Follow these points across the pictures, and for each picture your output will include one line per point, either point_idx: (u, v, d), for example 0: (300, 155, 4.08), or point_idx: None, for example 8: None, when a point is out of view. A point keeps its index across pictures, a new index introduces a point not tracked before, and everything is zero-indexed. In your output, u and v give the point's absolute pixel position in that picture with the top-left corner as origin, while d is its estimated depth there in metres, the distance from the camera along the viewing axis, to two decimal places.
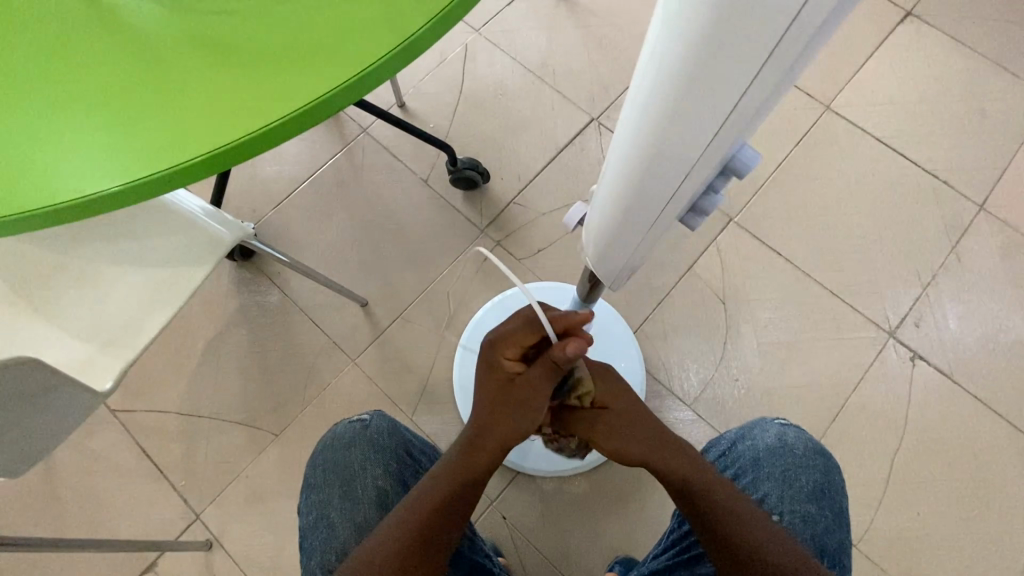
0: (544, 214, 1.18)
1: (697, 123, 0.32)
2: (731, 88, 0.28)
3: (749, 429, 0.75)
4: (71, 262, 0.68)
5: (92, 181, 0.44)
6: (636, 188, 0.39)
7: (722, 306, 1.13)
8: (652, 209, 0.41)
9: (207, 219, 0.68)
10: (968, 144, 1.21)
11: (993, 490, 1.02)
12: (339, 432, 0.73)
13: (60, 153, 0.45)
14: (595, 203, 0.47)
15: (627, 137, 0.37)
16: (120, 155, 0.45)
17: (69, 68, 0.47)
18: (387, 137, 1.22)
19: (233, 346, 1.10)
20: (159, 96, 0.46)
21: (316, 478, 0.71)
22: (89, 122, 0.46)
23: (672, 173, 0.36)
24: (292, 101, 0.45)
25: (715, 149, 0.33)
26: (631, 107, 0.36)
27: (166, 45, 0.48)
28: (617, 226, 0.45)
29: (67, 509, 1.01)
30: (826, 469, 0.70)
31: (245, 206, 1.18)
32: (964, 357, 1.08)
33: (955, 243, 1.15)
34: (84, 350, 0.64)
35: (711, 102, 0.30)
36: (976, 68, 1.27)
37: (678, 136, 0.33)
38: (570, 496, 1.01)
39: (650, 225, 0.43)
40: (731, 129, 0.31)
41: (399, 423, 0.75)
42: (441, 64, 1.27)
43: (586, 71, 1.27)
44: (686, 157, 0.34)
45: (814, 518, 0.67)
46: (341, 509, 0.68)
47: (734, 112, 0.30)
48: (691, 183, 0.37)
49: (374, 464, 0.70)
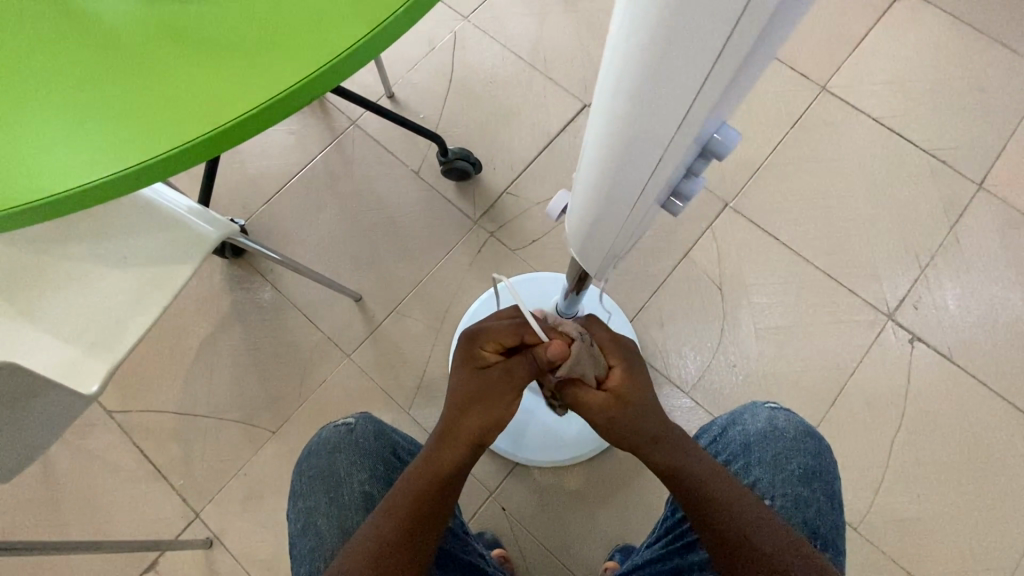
0: (537, 204, 1.17)
1: (666, 102, 0.30)
2: (698, 65, 0.27)
3: (739, 414, 0.74)
4: (55, 263, 0.67)
5: (60, 179, 0.43)
6: (612, 171, 0.38)
7: (719, 292, 1.12)
8: (629, 194, 0.40)
9: (191, 217, 0.67)
10: (967, 122, 1.19)
11: (993, 470, 1.02)
12: (325, 437, 0.72)
13: (27, 152, 0.44)
14: (575, 189, 0.46)
15: (601, 117, 0.36)
16: (88, 151, 0.44)
17: (34, 63, 0.46)
18: (377, 129, 1.20)
19: (227, 344, 1.09)
20: (127, 91, 0.45)
21: (302, 485, 0.70)
22: (57, 118, 0.44)
23: (646, 157, 0.35)
24: (263, 92, 0.44)
25: (687, 131, 0.32)
26: (604, 85, 0.35)
27: (132, 37, 0.47)
28: (597, 212, 0.44)
29: (66, 510, 1.01)
30: (817, 451, 0.69)
31: (235, 203, 1.17)
32: (964, 337, 1.08)
33: (954, 223, 1.14)
34: (71, 351, 0.63)
35: (677, 81, 0.29)
36: (975, 44, 1.24)
37: (649, 121, 0.32)
38: (567, 488, 1.01)
39: (629, 211, 0.42)
40: (700, 111, 0.30)
41: (385, 425, 0.74)
42: (430, 53, 1.25)
43: (577, 57, 1.25)
44: (658, 139, 0.33)
45: (807, 501, 0.67)
46: (328, 514, 0.68)
47: (701, 93, 0.29)
48: (667, 168, 0.36)
49: (360, 469, 0.70)
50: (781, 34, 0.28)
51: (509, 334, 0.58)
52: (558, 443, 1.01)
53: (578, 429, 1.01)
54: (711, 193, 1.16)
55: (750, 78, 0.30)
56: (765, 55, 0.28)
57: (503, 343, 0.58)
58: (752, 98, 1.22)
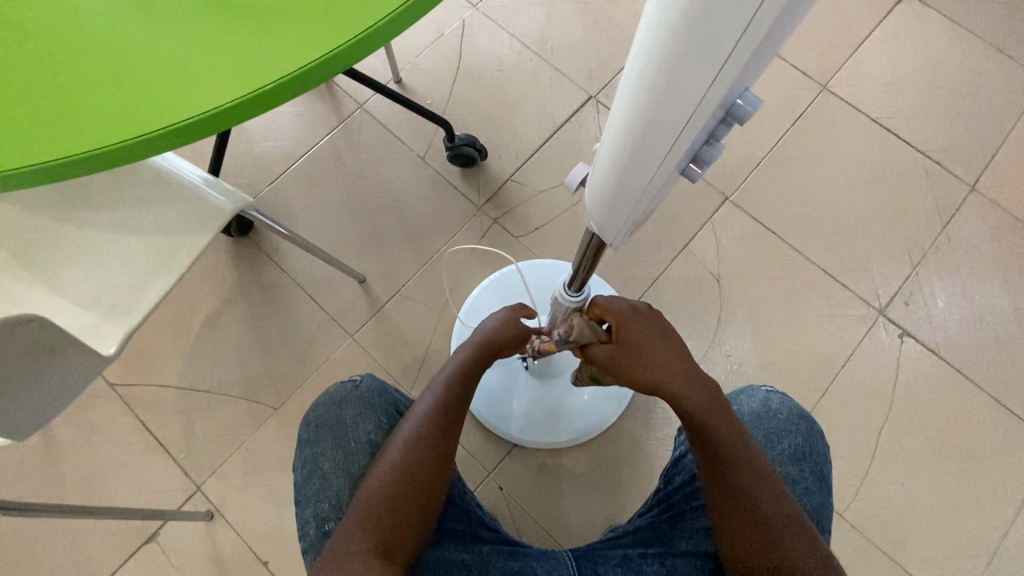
0: (541, 192, 1.18)
1: (697, 62, 0.31)
2: (733, 19, 0.28)
3: (736, 396, 0.77)
4: (71, 230, 0.68)
5: (93, 139, 0.44)
6: (636, 139, 0.39)
7: (717, 284, 1.14)
8: (652, 161, 0.41)
9: (206, 188, 0.68)
10: (962, 125, 1.22)
11: (975, 463, 1.05)
12: (331, 392, 0.74)
13: (59, 110, 0.45)
14: (596, 160, 0.46)
15: (627, 84, 0.37)
16: (123, 113, 0.45)
17: (73, 29, 0.47)
18: (384, 113, 1.21)
19: (231, 320, 1.10)
20: (163, 56, 0.46)
21: (310, 434, 0.72)
22: (91, 80, 0.46)
23: (672, 120, 0.36)
24: (296, 60, 0.46)
25: (717, 90, 0.33)
26: (632, 51, 0.36)
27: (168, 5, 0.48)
28: (617, 182, 0.45)
29: (68, 480, 1.02)
30: (808, 433, 0.72)
31: (241, 182, 1.18)
32: (951, 333, 1.11)
33: (946, 223, 1.17)
34: (87, 316, 0.64)
35: (710, 38, 0.30)
36: (973, 50, 1.27)
37: (681, 82, 0.33)
38: (563, 458, 1.03)
39: (652, 178, 0.43)
40: (731, 69, 0.31)
41: (389, 385, 0.76)
42: (439, 39, 1.26)
43: (584, 48, 1.26)
44: (688, 99, 0.34)
45: (794, 478, 0.70)
46: (335, 459, 0.70)
47: (736, 47, 0.30)
48: (691, 132, 0.37)
49: (365, 419, 0.72)
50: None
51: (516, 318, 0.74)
52: (557, 421, 1.03)
53: (577, 402, 1.04)
54: (712, 187, 1.18)
55: (776, 39, 0.32)
56: (797, 10, 0.29)
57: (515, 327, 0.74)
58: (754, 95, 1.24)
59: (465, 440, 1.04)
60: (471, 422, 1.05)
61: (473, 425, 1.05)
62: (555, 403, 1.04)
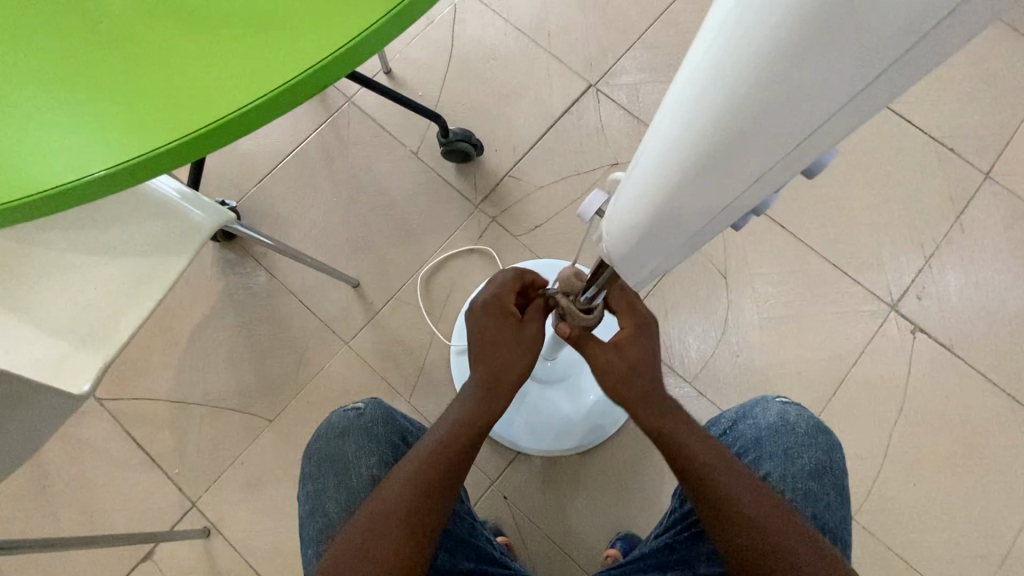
0: (540, 188, 1.13)
1: (791, 121, 0.27)
2: (848, 76, 0.24)
3: (750, 408, 0.74)
4: (40, 252, 0.63)
5: (54, 175, 0.41)
6: (685, 192, 0.35)
7: (724, 281, 1.11)
8: (707, 212, 0.36)
9: (185, 203, 0.63)
10: (977, 110, 1.17)
11: (987, 460, 1.03)
12: (333, 422, 0.70)
13: (21, 144, 0.42)
14: (623, 203, 0.41)
15: (678, 134, 0.32)
16: (88, 143, 0.41)
17: (28, 48, 0.43)
18: (373, 106, 1.15)
19: (220, 329, 1.06)
20: (127, 78, 0.43)
21: (311, 469, 0.69)
22: (52, 109, 0.42)
23: (738, 178, 0.32)
24: (269, 80, 0.41)
25: (803, 150, 0.29)
26: (689, 98, 0.31)
27: (129, 17, 0.44)
28: (655, 230, 0.40)
29: (58, 500, 0.98)
30: (828, 447, 0.70)
31: (226, 183, 1.12)
32: (964, 327, 1.08)
33: (959, 213, 1.13)
34: (59, 348, 0.59)
35: (814, 93, 0.25)
36: (988, 30, 1.22)
37: (760, 141, 0.29)
38: (576, 473, 1.01)
39: (698, 227, 0.38)
40: (827, 129, 0.27)
41: (394, 410, 0.73)
42: (429, 26, 1.20)
43: (583, 33, 1.20)
44: (766, 157, 0.30)
45: (815, 495, 0.67)
46: (337, 498, 0.67)
47: (841, 108, 0.25)
48: (756, 190, 0.33)
49: (368, 453, 0.68)
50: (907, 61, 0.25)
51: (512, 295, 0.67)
52: (563, 433, 1.00)
53: (587, 422, 1.00)
54: None
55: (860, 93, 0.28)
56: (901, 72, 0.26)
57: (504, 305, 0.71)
58: None
59: None
60: None
61: None
62: (562, 416, 1.00)
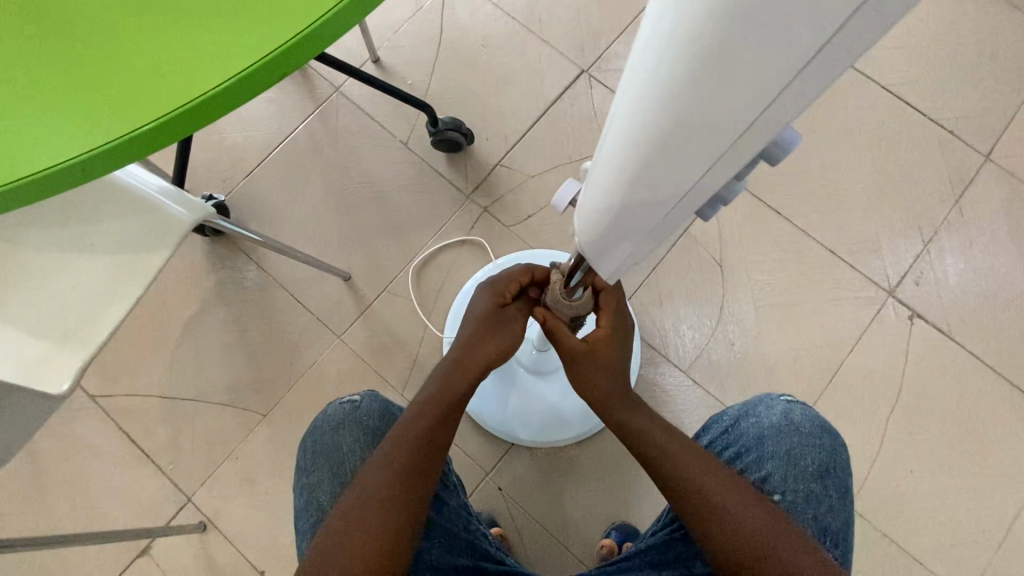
0: (532, 177, 1.11)
1: (742, 101, 0.26)
2: (793, 55, 0.23)
3: (754, 405, 0.73)
4: (18, 250, 0.62)
5: (9, 170, 0.40)
6: (645, 179, 0.34)
7: (719, 269, 1.09)
8: (671, 197, 0.35)
9: (162, 198, 0.62)
10: (977, 91, 1.15)
11: (984, 446, 1.02)
12: (329, 415, 0.70)
13: None
14: (590, 191, 0.40)
15: (635, 116, 0.31)
16: (43, 137, 0.40)
17: None
18: (362, 96, 1.13)
19: (211, 324, 1.05)
20: (82, 67, 0.41)
21: (307, 461, 0.69)
22: (5, 103, 0.41)
23: (700, 160, 0.31)
24: (228, 67, 0.40)
25: (760, 131, 0.28)
26: (643, 80, 0.30)
27: (80, 3, 0.42)
28: (621, 218, 0.39)
29: (54, 496, 0.99)
30: (830, 448, 0.69)
31: (214, 176, 1.11)
32: (962, 312, 1.07)
33: (959, 197, 1.11)
34: (40, 348, 0.59)
35: (761, 71, 0.24)
36: (990, 7, 1.19)
37: (714, 122, 0.28)
38: (570, 464, 1.00)
39: (664, 214, 0.37)
40: (779, 108, 0.26)
41: (391, 404, 0.72)
42: (417, 13, 1.17)
43: (574, 17, 1.17)
44: (721, 139, 0.29)
45: (817, 497, 0.67)
46: (331, 492, 0.66)
47: (790, 86, 0.25)
48: (717, 175, 0.32)
49: (363, 447, 0.68)
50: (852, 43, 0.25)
51: (525, 274, 0.67)
52: (557, 421, 0.99)
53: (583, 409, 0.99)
54: None
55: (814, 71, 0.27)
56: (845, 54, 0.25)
57: (521, 282, 0.67)
58: None
59: (461, 441, 1.01)
60: (466, 423, 1.02)
61: (468, 425, 1.02)
62: (560, 404, 0.99)
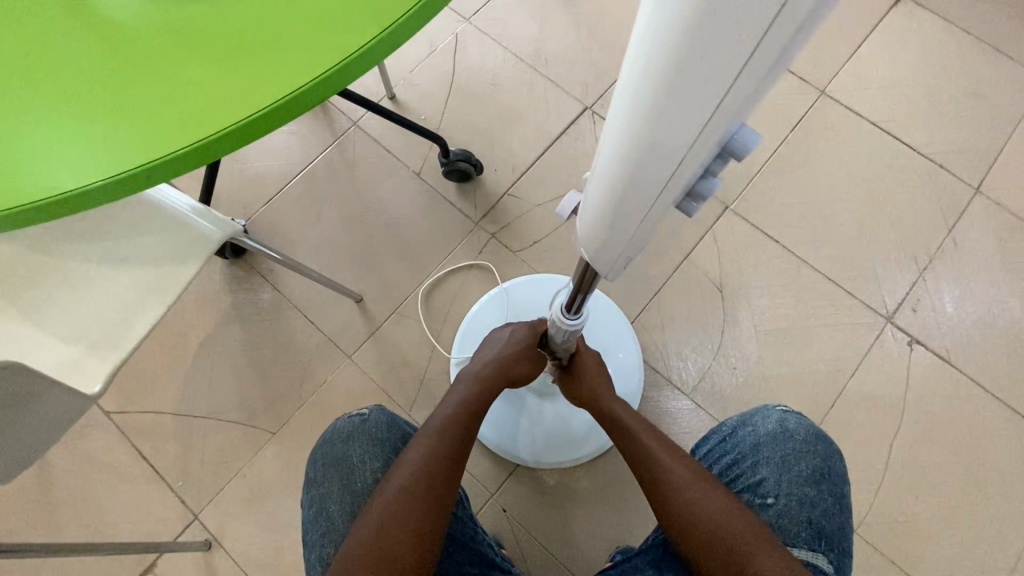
0: (538, 206, 1.17)
1: (688, 111, 0.29)
2: (720, 73, 0.26)
3: (750, 416, 0.77)
4: (58, 263, 0.66)
5: (75, 179, 0.45)
6: (622, 182, 0.37)
7: (720, 294, 1.12)
8: (646, 200, 0.38)
9: (194, 216, 0.67)
10: (964, 128, 1.21)
11: (990, 473, 1.02)
12: (338, 428, 0.72)
13: (45, 152, 0.45)
14: (586, 193, 0.44)
15: (616, 117, 0.34)
16: (105, 149, 0.45)
17: (56, 69, 0.47)
18: (378, 130, 1.20)
19: (226, 343, 1.09)
20: (144, 91, 0.46)
21: (316, 473, 0.70)
22: (76, 123, 0.46)
23: (663, 164, 0.34)
24: (272, 92, 0.45)
25: (709, 138, 0.31)
26: (619, 91, 0.34)
27: (148, 38, 0.48)
28: (608, 219, 0.42)
29: (63, 511, 1.00)
30: (826, 455, 0.72)
31: (236, 203, 1.17)
32: (961, 339, 1.08)
33: (952, 227, 1.15)
34: (74, 352, 0.63)
35: (699, 85, 0.27)
36: (972, 51, 1.26)
37: (670, 128, 0.31)
38: (573, 488, 1.01)
39: (644, 218, 0.40)
40: (722, 118, 0.29)
41: (398, 417, 0.75)
42: (432, 54, 1.25)
43: (580, 59, 1.25)
44: (677, 146, 0.32)
45: (812, 501, 0.70)
46: (341, 502, 0.68)
47: (725, 99, 0.28)
48: (682, 178, 0.35)
49: (372, 457, 0.70)
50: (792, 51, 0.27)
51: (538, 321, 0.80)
52: (565, 448, 1.00)
53: (587, 433, 1.01)
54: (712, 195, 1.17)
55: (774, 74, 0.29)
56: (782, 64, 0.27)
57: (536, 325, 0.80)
58: None
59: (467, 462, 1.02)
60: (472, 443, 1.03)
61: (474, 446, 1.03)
62: (562, 430, 1.01)
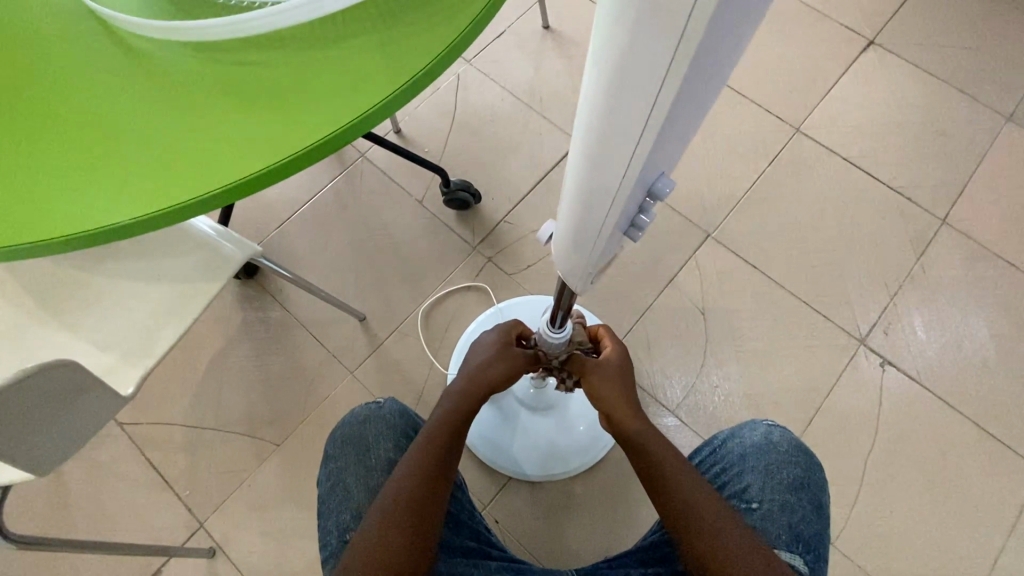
0: (532, 232, 1.25)
1: (612, 161, 0.37)
2: (626, 137, 0.34)
3: (739, 428, 0.83)
4: (95, 279, 0.74)
5: (100, 218, 0.48)
6: (577, 211, 0.45)
7: (702, 316, 1.19)
8: (594, 229, 0.46)
9: (218, 239, 0.74)
10: (930, 164, 1.30)
11: (962, 489, 1.07)
12: (356, 412, 0.78)
13: (76, 190, 0.49)
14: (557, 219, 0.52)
15: (571, 158, 0.42)
16: (126, 193, 0.49)
17: (96, 114, 0.51)
18: (384, 161, 1.30)
19: (236, 358, 1.15)
20: (170, 137, 0.50)
21: (335, 448, 0.76)
22: (107, 165, 0.50)
23: (602, 200, 0.42)
24: (283, 147, 0.49)
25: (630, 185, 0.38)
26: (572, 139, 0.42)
27: (180, 88, 0.52)
28: (570, 241, 0.50)
29: (74, 519, 1.04)
30: (807, 466, 0.77)
31: (249, 227, 1.25)
32: (931, 360, 1.15)
33: (920, 256, 1.22)
34: (107, 360, 0.70)
35: (617, 143, 0.35)
36: (937, 94, 1.36)
37: (603, 173, 0.39)
38: (565, 495, 1.06)
39: (596, 243, 0.48)
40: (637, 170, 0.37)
41: (409, 408, 0.81)
42: (435, 93, 1.36)
43: (572, 98, 1.35)
44: (609, 188, 0.40)
45: (791, 507, 0.74)
46: (356, 475, 0.73)
47: (633, 157, 0.35)
48: (617, 214, 0.43)
49: (387, 438, 0.76)
50: (687, 121, 0.35)
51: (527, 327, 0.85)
52: (558, 456, 1.06)
53: (579, 441, 1.06)
54: (695, 224, 1.25)
55: (678, 138, 0.36)
56: (679, 132, 0.35)
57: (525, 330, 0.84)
58: (732, 137, 1.32)
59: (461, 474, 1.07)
60: (466, 456, 1.08)
61: (468, 459, 1.08)
62: (556, 440, 1.06)
